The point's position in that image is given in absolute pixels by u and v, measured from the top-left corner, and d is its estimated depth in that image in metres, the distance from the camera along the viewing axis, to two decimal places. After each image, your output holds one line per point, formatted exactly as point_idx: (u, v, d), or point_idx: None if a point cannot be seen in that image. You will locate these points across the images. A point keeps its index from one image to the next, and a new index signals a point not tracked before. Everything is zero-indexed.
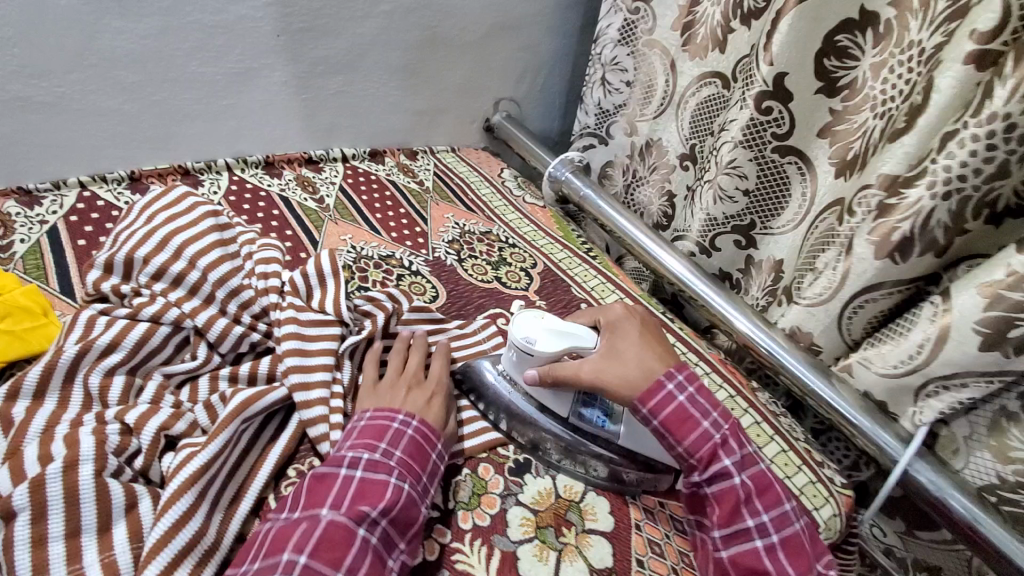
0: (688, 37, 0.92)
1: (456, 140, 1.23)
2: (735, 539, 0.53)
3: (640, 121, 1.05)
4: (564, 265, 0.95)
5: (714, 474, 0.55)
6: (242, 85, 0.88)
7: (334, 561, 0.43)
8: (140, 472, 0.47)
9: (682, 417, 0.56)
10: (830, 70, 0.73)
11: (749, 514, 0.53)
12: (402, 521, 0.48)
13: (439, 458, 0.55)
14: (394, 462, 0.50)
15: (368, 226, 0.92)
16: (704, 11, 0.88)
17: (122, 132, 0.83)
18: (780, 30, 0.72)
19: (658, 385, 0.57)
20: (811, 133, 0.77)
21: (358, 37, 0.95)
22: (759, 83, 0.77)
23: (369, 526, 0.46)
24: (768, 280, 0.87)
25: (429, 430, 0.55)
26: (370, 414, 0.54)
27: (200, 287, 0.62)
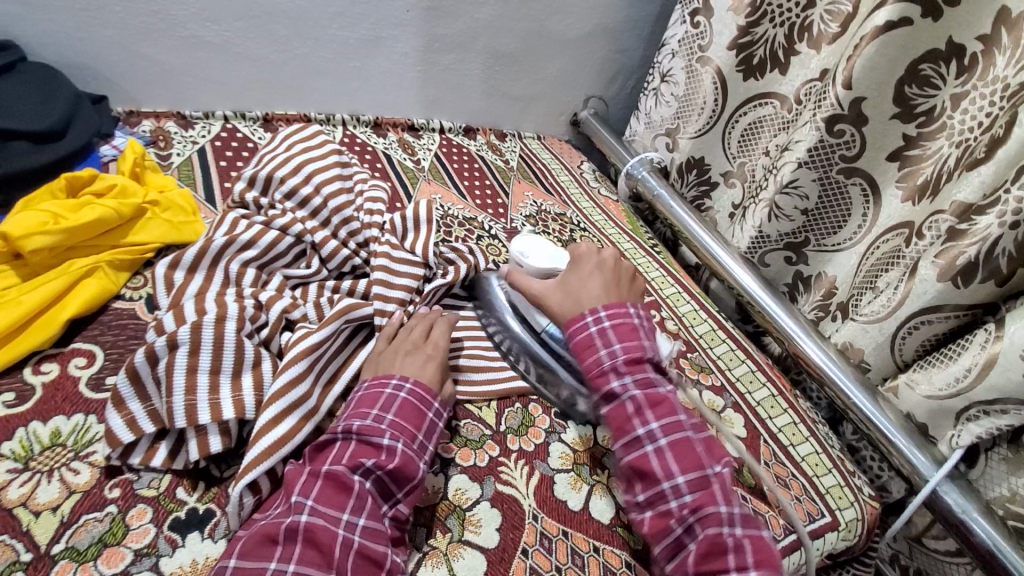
0: (744, 58, 0.97)
1: (543, 129, 1.31)
2: (629, 447, 0.56)
3: (683, 136, 1.10)
4: (629, 254, 1.01)
5: (603, 394, 0.58)
6: (370, 51, 1.00)
7: (338, 505, 0.46)
8: (264, 340, 0.57)
9: (586, 345, 0.60)
10: (910, 97, 0.75)
11: (641, 425, 0.55)
12: (399, 474, 0.49)
13: (436, 417, 0.56)
14: (385, 425, 0.51)
15: (456, 191, 1.01)
16: (766, 33, 0.93)
17: (266, 77, 0.96)
18: (862, 55, 0.75)
19: (578, 317, 0.61)
20: (880, 157, 0.80)
21: (474, 21, 1.05)
22: (832, 104, 0.80)
23: (364, 474, 0.48)
24: (821, 296, 0.91)
25: (425, 391, 0.55)
26: (366, 384, 0.55)
27: (320, 210, 0.72)
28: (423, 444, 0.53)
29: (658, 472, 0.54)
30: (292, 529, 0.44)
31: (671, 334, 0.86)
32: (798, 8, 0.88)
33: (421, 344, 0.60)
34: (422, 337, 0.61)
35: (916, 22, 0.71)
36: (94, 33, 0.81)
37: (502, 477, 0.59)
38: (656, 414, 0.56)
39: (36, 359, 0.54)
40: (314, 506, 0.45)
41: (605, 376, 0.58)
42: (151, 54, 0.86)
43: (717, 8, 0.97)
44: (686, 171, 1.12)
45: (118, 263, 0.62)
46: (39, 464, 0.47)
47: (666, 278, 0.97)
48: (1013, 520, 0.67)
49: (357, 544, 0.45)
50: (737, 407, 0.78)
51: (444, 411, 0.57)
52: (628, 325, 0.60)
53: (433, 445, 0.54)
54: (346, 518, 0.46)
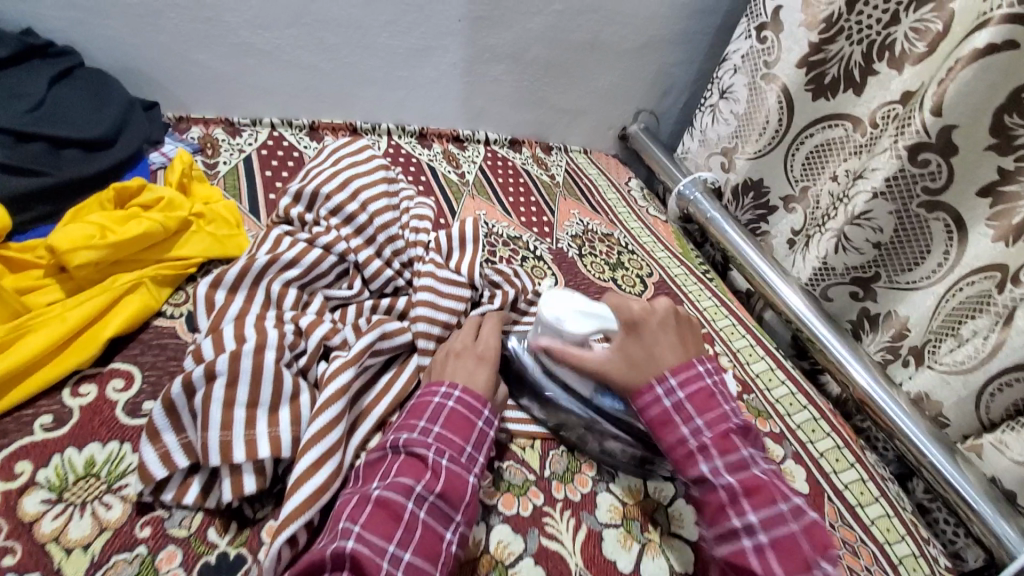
0: (815, 77, 0.90)
1: (590, 143, 1.27)
2: (724, 539, 0.51)
3: (740, 156, 1.04)
4: (680, 281, 0.95)
5: (694, 478, 0.53)
6: (419, 60, 0.97)
7: (386, 534, 0.44)
8: (301, 369, 0.54)
9: (662, 420, 0.55)
10: (1010, 127, 0.67)
11: (736, 516, 0.50)
12: (449, 493, 0.48)
13: (486, 425, 0.54)
14: (432, 438, 0.50)
15: (501, 207, 0.98)
16: (841, 51, 0.86)
17: (314, 85, 0.94)
18: (956, 79, 0.69)
19: (647, 386, 0.56)
20: (970, 190, 0.72)
21: (527, 31, 1.01)
22: (916, 132, 0.74)
23: (416, 500, 0.46)
24: (888, 337, 0.83)
25: (473, 398, 0.54)
26: (419, 392, 0.55)
27: (365, 228, 0.69)
28: (475, 456, 0.52)
29: (757, 570, 0.48)
30: (337, 556, 0.42)
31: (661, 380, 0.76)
32: (880, 24, 0.82)
33: (472, 345, 0.59)
34: (473, 339, 0.60)
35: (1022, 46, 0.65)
36: (150, 39, 0.81)
37: (547, 530, 0.55)
38: (753, 503, 0.50)
39: (75, 379, 0.52)
40: (361, 531, 0.43)
41: (695, 457, 0.53)
42: (204, 60, 0.85)
43: (788, 22, 0.91)
44: (742, 193, 1.05)
45: (161, 279, 0.61)
46: (72, 496, 0.45)
47: (719, 308, 0.92)
48: None
49: None
50: (798, 458, 0.72)
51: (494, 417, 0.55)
52: (705, 393, 0.56)
53: (485, 456, 0.53)
54: (392, 550, 0.43)
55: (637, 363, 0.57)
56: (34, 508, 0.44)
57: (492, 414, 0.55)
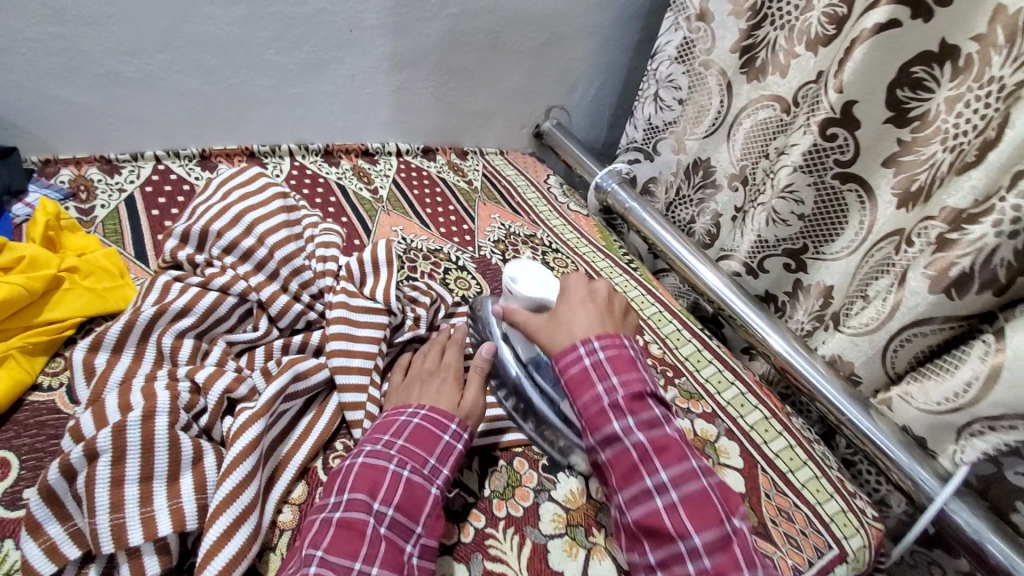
0: (747, 61, 0.94)
1: (506, 144, 1.25)
2: (671, 566, 0.48)
3: (689, 139, 1.06)
4: (605, 274, 0.96)
5: (636, 494, 0.51)
6: (313, 75, 0.93)
7: (351, 553, 0.45)
8: (204, 429, 0.50)
9: (622, 462, 0.52)
10: (903, 101, 0.73)
11: (682, 540, 0.48)
12: (408, 504, 0.49)
13: (453, 438, 0.55)
14: (396, 450, 0.51)
15: (418, 220, 0.95)
16: (767, 36, 0.90)
17: (199, 112, 0.88)
18: (853, 59, 0.73)
19: (587, 381, 0.54)
20: (875, 162, 0.77)
21: (424, 37, 0.99)
22: (826, 109, 0.79)
23: (377, 517, 0.47)
24: (816, 305, 0.87)
25: (440, 414, 0.55)
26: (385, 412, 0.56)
27: (266, 263, 0.64)
28: (442, 476, 0.52)
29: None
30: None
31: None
32: (798, 10, 0.85)
33: (437, 368, 0.62)
34: (436, 361, 0.63)
35: (906, 24, 0.69)
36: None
37: (490, 553, 0.54)
38: (688, 509, 0.49)
39: None
40: (323, 556, 0.44)
41: (639, 470, 0.51)
42: (65, 95, 0.78)
43: (718, 12, 0.94)
44: (692, 172, 1.07)
45: (32, 347, 0.55)
46: None
47: (645, 297, 0.93)
48: None
49: None
50: (730, 434, 0.74)
51: (464, 430, 0.56)
52: (648, 400, 0.53)
53: (450, 467, 0.53)
54: (358, 567, 0.44)
55: (557, 328, 0.58)
56: None
57: (460, 425, 0.56)
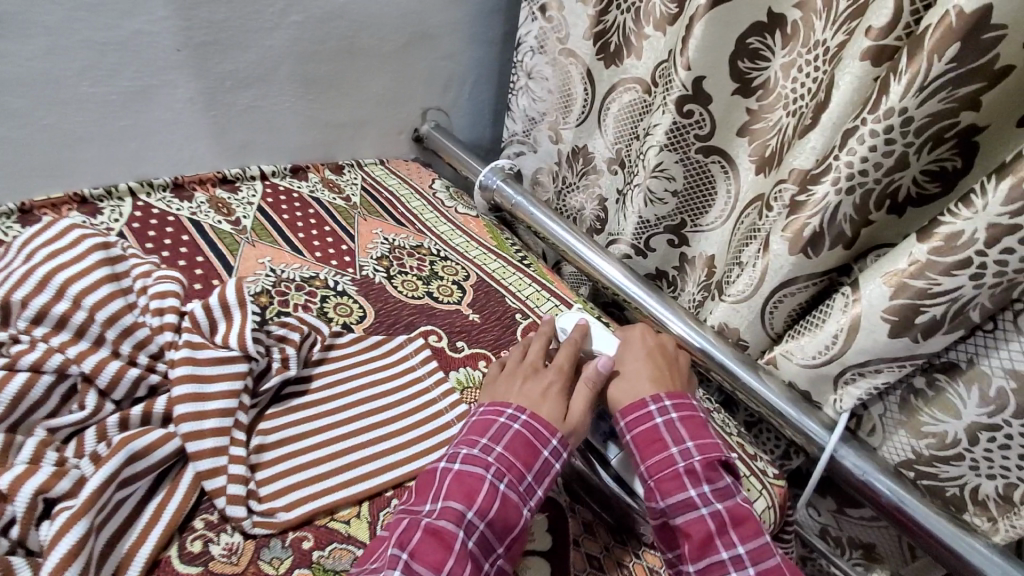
0: (602, 46, 0.94)
1: (386, 152, 1.19)
2: (712, 573, 0.53)
3: (565, 128, 1.05)
4: (498, 276, 0.94)
5: (678, 503, 0.55)
6: (141, 103, 0.83)
7: (431, 563, 0.47)
8: (16, 542, 0.44)
9: (650, 439, 0.59)
10: (745, 72, 0.75)
11: (724, 548, 0.53)
12: (499, 523, 0.51)
13: (552, 455, 0.57)
14: (494, 457, 0.54)
15: (290, 247, 0.88)
16: (616, 20, 0.91)
17: (10, 161, 0.78)
18: (694, 35, 0.72)
19: (643, 407, 0.61)
20: (731, 134, 0.80)
21: (268, 49, 0.91)
22: (678, 87, 0.77)
23: (467, 527, 0.49)
24: (703, 275, 0.90)
25: (540, 424, 0.57)
26: (485, 410, 0.59)
27: (88, 328, 0.56)
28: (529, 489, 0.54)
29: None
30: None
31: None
32: None
33: (540, 370, 0.65)
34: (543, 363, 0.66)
35: None
36: None
37: None
38: (708, 478, 0.56)
39: None
40: (408, 559, 0.46)
41: (682, 478, 0.56)
42: None
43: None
44: (573, 160, 1.06)
45: None
46: None
47: (541, 292, 0.92)
48: (925, 480, 0.69)
49: None
50: None
51: (563, 448, 0.58)
52: (691, 418, 0.60)
53: (544, 488, 0.55)
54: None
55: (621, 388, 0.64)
56: None
57: (560, 443, 0.58)
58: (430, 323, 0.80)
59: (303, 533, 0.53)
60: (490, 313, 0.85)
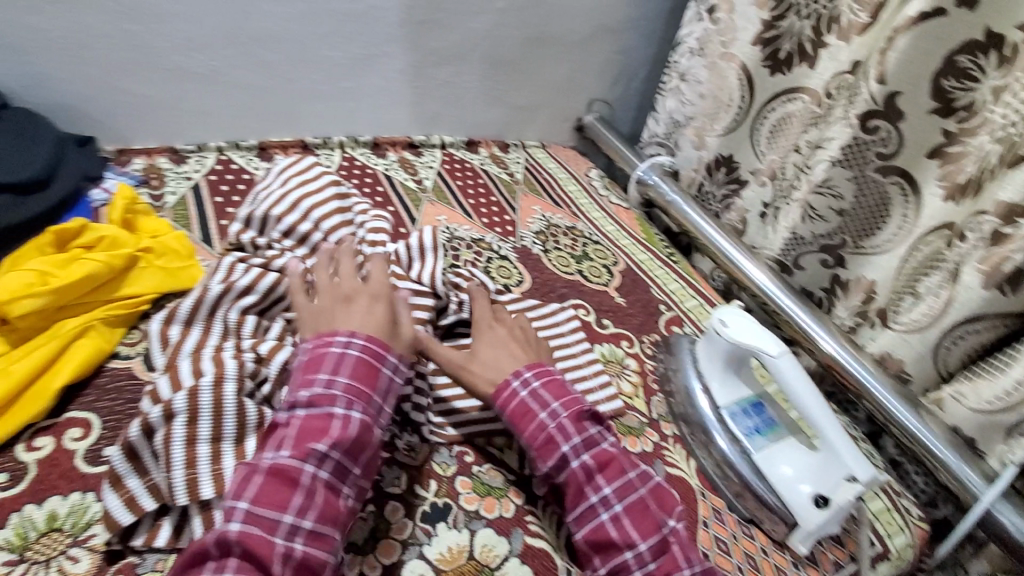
0: (771, 53, 0.92)
1: (547, 137, 1.26)
2: (583, 520, 0.53)
3: (709, 135, 1.04)
4: (646, 267, 0.96)
5: (557, 462, 0.54)
6: (364, 69, 0.97)
7: (279, 504, 0.44)
8: (265, 398, 0.54)
9: (522, 411, 0.56)
10: (948, 91, 0.70)
11: (593, 494, 0.53)
12: (354, 447, 0.48)
13: (395, 373, 0.53)
14: (339, 390, 0.49)
15: (462, 210, 0.97)
16: (792, 26, 0.89)
17: (261, 107, 0.93)
18: (896, 49, 0.72)
19: (508, 386, 0.57)
20: (920, 154, 0.74)
21: (470, 31, 1.01)
22: (866, 100, 0.77)
23: (318, 462, 0.46)
24: (858, 302, 0.84)
25: (376, 346, 0.52)
26: (311, 344, 0.51)
27: (320, 246, 0.68)
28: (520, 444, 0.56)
29: (618, 541, 0.52)
30: (223, 543, 0.42)
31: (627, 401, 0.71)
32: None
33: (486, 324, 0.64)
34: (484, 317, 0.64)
35: (950, 12, 0.68)
36: (76, 72, 0.78)
37: (531, 529, 0.56)
38: (577, 431, 0.55)
39: (28, 433, 0.50)
40: (249, 508, 0.43)
41: (553, 441, 0.55)
42: (133, 89, 0.83)
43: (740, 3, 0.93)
44: (714, 170, 1.05)
45: (113, 319, 0.59)
46: (35, 554, 0.44)
47: (686, 289, 0.93)
48: None
49: (301, 552, 0.43)
50: None
51: (403, 363, 0.54)
52: (556, 382, 0.58)
53: (391, 406, 0.52)
54: (288, 522, 0.44)
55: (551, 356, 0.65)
56: None
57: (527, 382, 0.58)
58: (579, 299, 0.84)
59: (466, 449, 0.60)
60: (637, 299, 0.88)
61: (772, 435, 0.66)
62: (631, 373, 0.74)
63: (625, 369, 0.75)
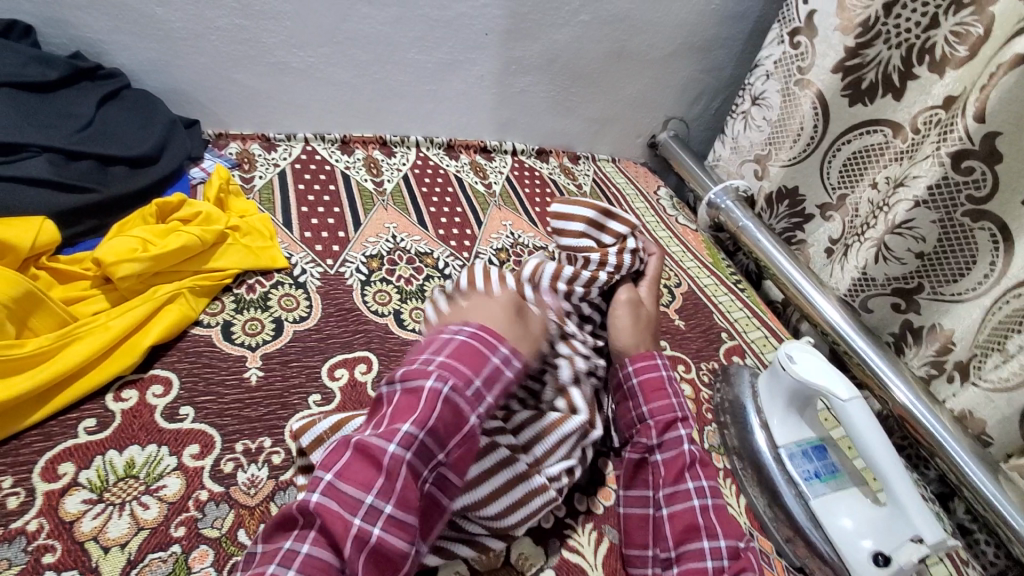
0: (852, 82, 0.87)
1: (618, 152, 1.25)
2: (676, 498, 0.54)
3: (774, 163, 1.01)
4: (709, 291, 0.93)
5: (670, 440, 0.58)
6: (447, 73, 1.00)
7: (365, 483, 0.41)
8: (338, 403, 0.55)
9: (653, 386, 0.61)
10: None
11: (691, 480, 0.55)
12: (441, 429, 0.44)
13: (503, 363, 0.49)
14: (435, 366, 0.46)
15: (527, 217, 0.98)
16: (879, 55, 0.83)
17: (348, 103, 0.98)
18: (997, 86, 0.67)
19: (647, 359, 0.62)
20: (1015, 199, 0.68)
21: (554, 43, 1.02)
22: (959, 138, 0.72)
23: (404, 443, 0.43)
24: (932, 351, 0.79)
25: (489, 334, 0.50)
26: (471, 333, 0.49)
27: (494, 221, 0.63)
28: (640, 412, 0.60)
29: (702, 526, 0.52)
30: (306, 511, 0.40)
31: None
32: (919, 27, 0.78)
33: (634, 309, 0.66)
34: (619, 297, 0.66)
35: None
36: (191, 60, 0.85)
37: (568, 543, 0.54)
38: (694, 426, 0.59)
39: (117, 385, 0.55)
40: (333, 482, 0.41)
41: (676, 423, 0.59)
42: (240, 79, 0.90)
43: (822, 26, 0.88)
44: (776, 202, 1.02)
45: (199, 289, 0.64)
46: (112, 496, 0.47)
47: (751, 319, 0.89)
48: None
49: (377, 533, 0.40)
50: None
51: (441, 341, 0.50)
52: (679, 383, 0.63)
53: (495, 395, 0.48)
54: (369, 502, 0.41)
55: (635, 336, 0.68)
56: (75, 508, 0.46)
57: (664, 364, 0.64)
58: None
59: None
60: (697, 323, 0.86)
61: (831, 483, 0.62)
62: (685, 398, 0.72)
63: None
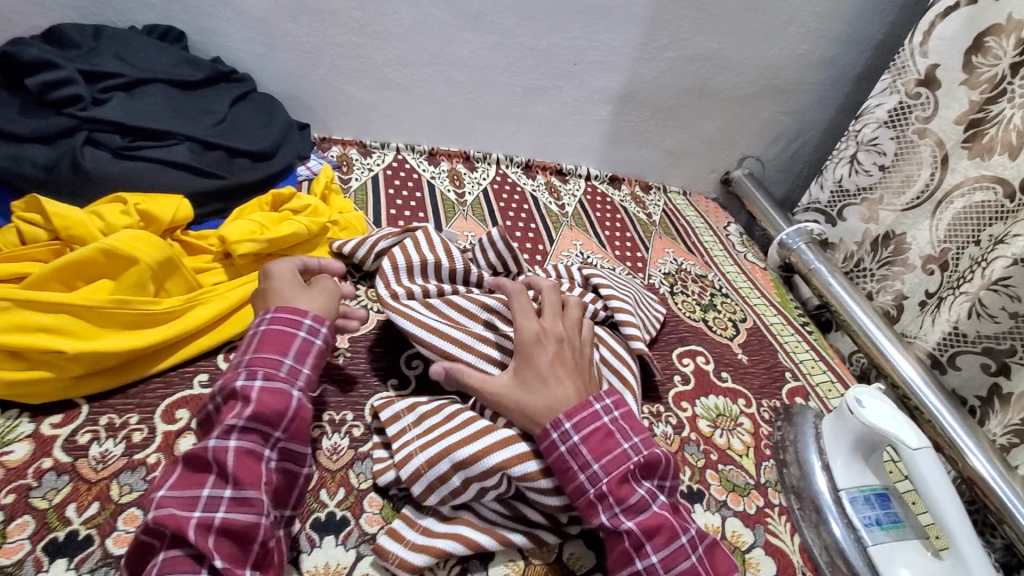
0: (973, 135, 0.86)
1: (690, 185, 1.27)
2: (672, 558, 0.47)
3: (884, 208, 0.98)
4: (775, 330, 0.93)
5: (633, 502, 0.49)
6: (535, 99, 1.06)
7: (196, 484, 0.43)
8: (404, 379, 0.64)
9: (603, 438, 0.51)
10: None
11: (682, 529, 0.49)
12: (263, 413, 0.46)
13: (310, 335, 0.53)
14: (246, 359, 0.49)
15: (597, 240, 1.01)
16: (1002, 112, 0.82)
17: (440, 118, 1.05)
18: None
19: (586, 405, 0.52)
20: None
21: (639, 75, 1.06)
22: None
23: (225, 433, 0.45)
24: (1018, 417, 0.76)
25: (291, 309, 0.53)
26: (270, 318, 0.52)
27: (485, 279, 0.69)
28: (592, 473, 0.50)
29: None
30: (151, 529, 0.41)
31: (734, 458, 0.68)
32: None
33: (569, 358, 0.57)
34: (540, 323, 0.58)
35: None
36: (310, 71, 0.95)
37: None
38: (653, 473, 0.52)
39: (226, 348, 0.61)
40: (167, 493, 0.42)
41: (595, 507, 0.49)
42: (349, 91, 0.99)
43: (947, 79, 0.89)
44: (879, 245, 0.99)
45: None
46: None
47: (817, 362, 0.88)
48: None
49: (218, 521, 0.42)
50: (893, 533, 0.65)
51: (322, 325, 0.54)
52: (602, 433, 0.51)
53: (311, 366, 0.52)
54: (206, 494, 0.43)
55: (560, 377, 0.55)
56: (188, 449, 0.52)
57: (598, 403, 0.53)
58: (700, 345, 0.83)
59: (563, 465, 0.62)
60: (759, 359, 0.85)
61: (891, 531, 0.61)
62: (742, 431, 0.72)
63: (737, 426, 0.72)
